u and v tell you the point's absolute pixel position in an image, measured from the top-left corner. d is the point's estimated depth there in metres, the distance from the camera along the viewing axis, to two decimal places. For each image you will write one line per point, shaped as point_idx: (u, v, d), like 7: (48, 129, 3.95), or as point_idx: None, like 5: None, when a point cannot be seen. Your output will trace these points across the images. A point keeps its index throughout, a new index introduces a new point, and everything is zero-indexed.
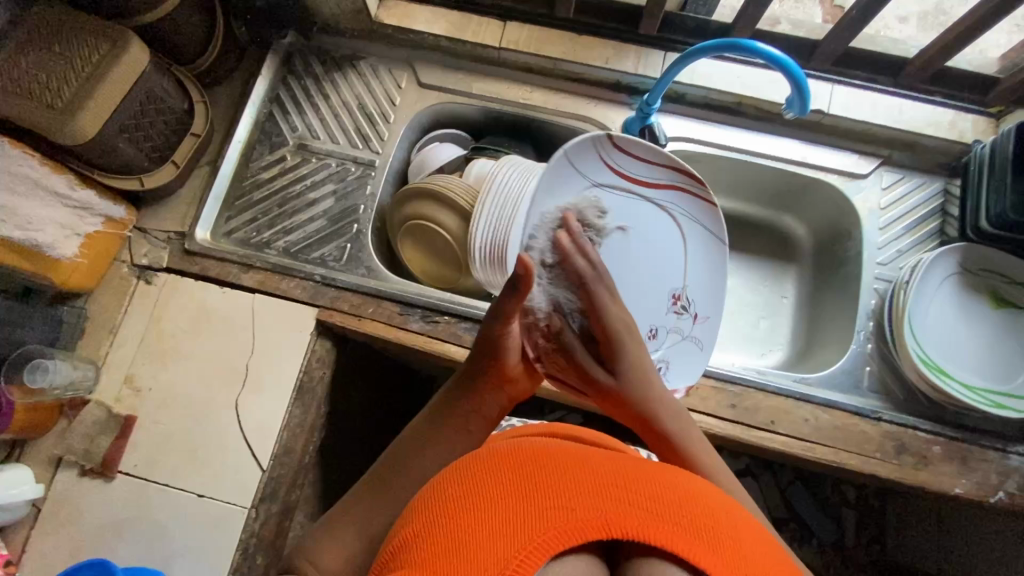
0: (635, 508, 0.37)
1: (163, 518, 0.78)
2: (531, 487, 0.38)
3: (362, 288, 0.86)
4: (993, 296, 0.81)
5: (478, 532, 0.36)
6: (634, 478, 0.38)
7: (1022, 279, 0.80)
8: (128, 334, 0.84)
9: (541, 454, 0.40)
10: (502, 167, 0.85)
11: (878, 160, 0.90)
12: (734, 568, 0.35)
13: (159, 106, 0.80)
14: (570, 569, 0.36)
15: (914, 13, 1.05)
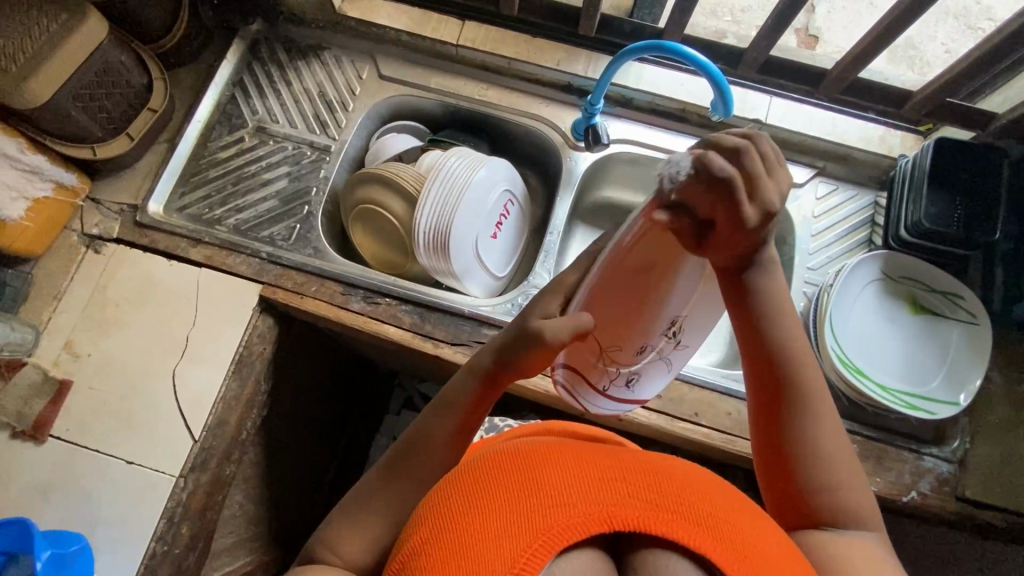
0: (634, 500, 0.37)
1: (91, 483, 0.78)
2: (534, 486, 0.39)
3: (307, 267, 0.87)
4: (915, 303, 0.85)
5: (486, 534, 0.37)
6: (631, 470, 0.39)
7: (941, 287, 0.84)
8: (72, 301, 0.86)
9: (541, 454, 0.42)
10: (451, 156, 0.89)
11: (813, 170, 0.94)
12: (737, 559, 0.35)
13: (117, 79, 0.82)
14: (575, 565, 0.36)
15: None
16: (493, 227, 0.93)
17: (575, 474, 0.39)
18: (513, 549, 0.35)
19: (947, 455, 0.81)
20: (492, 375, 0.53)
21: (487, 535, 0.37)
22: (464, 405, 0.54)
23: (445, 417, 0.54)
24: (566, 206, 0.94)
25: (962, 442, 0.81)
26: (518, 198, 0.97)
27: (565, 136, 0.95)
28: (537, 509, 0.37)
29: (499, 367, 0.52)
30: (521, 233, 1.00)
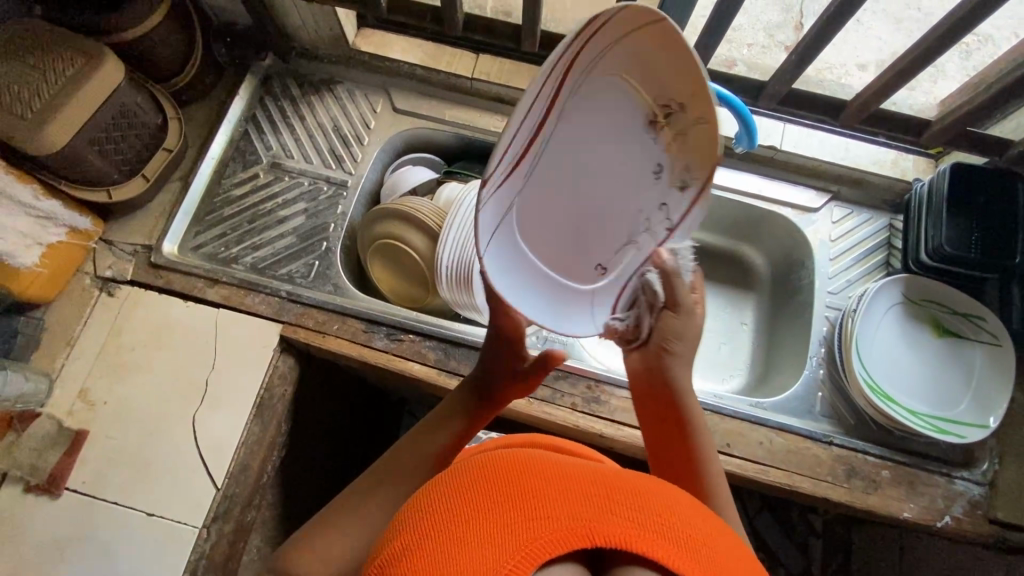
0: (621, 511, 0.31)
1: (110, 537, 0.76)
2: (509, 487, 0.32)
3: (327, 305, 0.86)
4: (934, 324, 0.85)
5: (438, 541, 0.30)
6: (621, 483, 0.33)
7: (961, 309, 0.85)
8: (86, 347, 0.83)
9: (511, 455, 0.35)
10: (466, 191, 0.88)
11: (828, 196, 0.95)
12: None
13: (132, 121, 0.81)
14: None
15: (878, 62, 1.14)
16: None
17: (552, 478, 0.32)
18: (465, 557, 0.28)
19: (976, 478, 0.81)
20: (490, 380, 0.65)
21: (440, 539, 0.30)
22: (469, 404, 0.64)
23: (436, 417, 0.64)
24: None
25: (990, 464, 0.82)
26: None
27: None
28: (513, 517, 0.30)
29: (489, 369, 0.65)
30: None
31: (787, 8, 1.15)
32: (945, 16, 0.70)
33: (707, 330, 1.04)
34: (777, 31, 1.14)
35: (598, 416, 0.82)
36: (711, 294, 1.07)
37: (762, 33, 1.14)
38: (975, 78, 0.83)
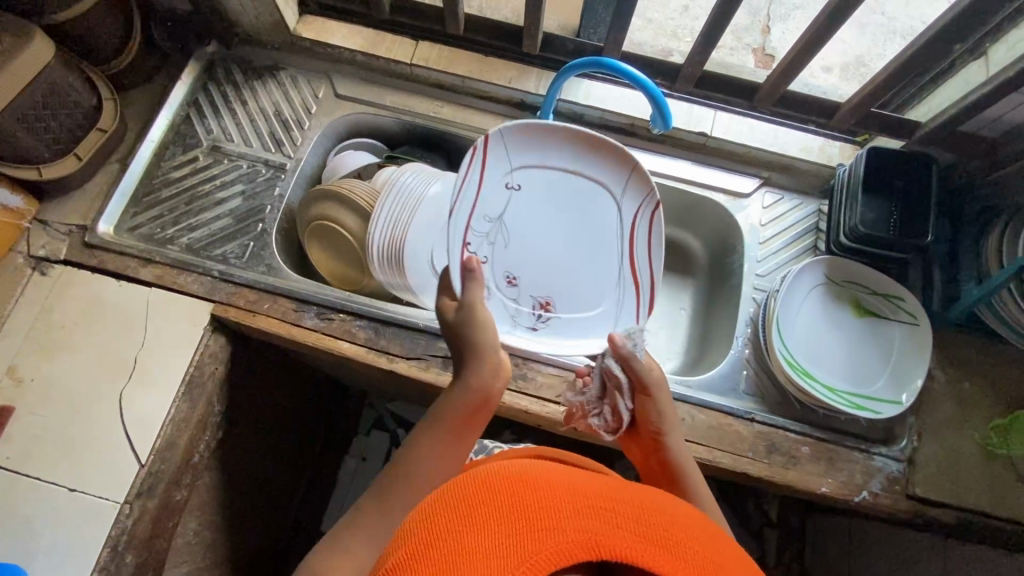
0: (625, 528, 0.38)
1: (30, 512, 0.75)
2: (529, 506, 0.39)
3: (259, 284, 0.87)
4: (858, 307, 0.88)
5: (468, 553, 0.37)
6: (618, 501, 0.40)
7: (882, 290, 0.87)
8: (15, 326, 0.83)
9: (532, 475, 0.42)
10: (426, 180, 0.89)
11: (759, 180, 0.97)
12: None
13: (64, 100, 0.82)
14: None
15: (838, 64, 1.17)
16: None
17: (564, 497, 0.39)
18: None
19: (895, 454, 0.83)
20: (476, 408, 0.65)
21: (465, 556, 0.37)
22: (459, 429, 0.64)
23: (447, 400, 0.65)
24: None
25: (909, 441, 0.83)
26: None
27: None
28: (525, 531, 0.37)
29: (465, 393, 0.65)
30: None
31: (753, 12, 1.23)
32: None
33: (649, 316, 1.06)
34: (743, 34, 1.20)
35: (524, 393, 0.82)
36: None
37: (730, 36, 1.20)
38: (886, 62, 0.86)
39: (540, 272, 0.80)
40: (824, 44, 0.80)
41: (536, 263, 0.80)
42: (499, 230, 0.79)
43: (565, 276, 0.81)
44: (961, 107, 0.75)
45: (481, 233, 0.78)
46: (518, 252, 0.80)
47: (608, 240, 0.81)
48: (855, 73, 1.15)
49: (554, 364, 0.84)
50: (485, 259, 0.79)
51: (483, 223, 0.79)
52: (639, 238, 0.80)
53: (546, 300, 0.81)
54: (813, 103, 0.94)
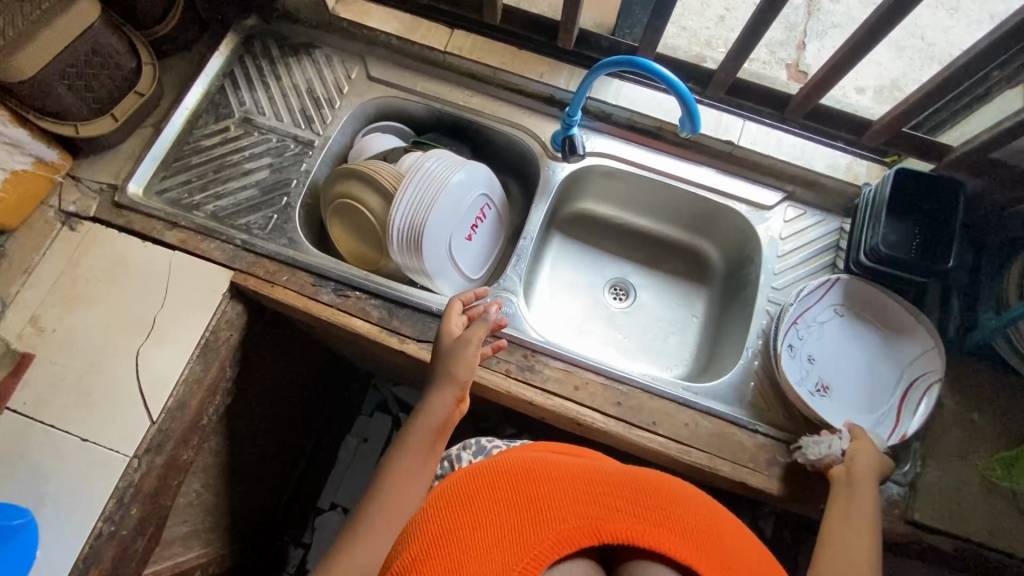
0: (622, 514, 0.46)
1: (42, 458, 0.77)
2: (535, 501, 0.47)
3: (279, 256, 0.88)
4: (883, 324, 0.87)
5: (487, 547, 0.44)
6: (613, 488, 0.49)
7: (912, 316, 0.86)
8: (41, 277, 0.86)
9: (535, 468, 0.51)
10: (452, 170, 0.90)
11: (782, 194, 0.97)
12: (697, 547, 0.45)
13: (105, 59, 0.84)
14: (569, 570, 0.45)
15: (873, 86, 1.15)
16: (467, 231, 0.94)
17: (566, 491, 0.48)
18: (508, 563, 0.43)
19: (896, 478, 0.82)
20: (440, 426, 0.74)
21: (479, 551, 0.44)
22: (425, 443, 0.73)
23: (418, 418, 0.74)
24: (542, 213, 0.97)
25: (913, 466, 0.83)
26: (497, 205, 1.00)
27: (544, 146, 0.98)
28: (534, 522, 0.45)
29: (431, 415, 0.74)
30: (497, 237, 1.02)
31: (790, 28, 1.22)
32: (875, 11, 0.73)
33: (660, 321, 1.06)
34: (778, 49, 1.20)
35: (530, 385, 0.83)
36: (667, 286, 1.09)
37: (765, 51, 1.21)
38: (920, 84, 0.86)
39: (829, 361, 0.87)
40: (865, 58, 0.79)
41: (850, 366, 0.86)
42: (796, 350, 0.86)
43: (844, 370, 0.86)
44: (994, 133, 0.75)
45: (790, 359, 0.85)
46: (813, 346, 0.87)
47: (863, 334, 0.88)
48: (889, 96, 1.14)
49: (562, 358, 0.85)
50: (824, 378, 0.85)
51: (805, 321, 0.87)
52: (856, 319, 0.88)
53: (823, 384, 0.85)
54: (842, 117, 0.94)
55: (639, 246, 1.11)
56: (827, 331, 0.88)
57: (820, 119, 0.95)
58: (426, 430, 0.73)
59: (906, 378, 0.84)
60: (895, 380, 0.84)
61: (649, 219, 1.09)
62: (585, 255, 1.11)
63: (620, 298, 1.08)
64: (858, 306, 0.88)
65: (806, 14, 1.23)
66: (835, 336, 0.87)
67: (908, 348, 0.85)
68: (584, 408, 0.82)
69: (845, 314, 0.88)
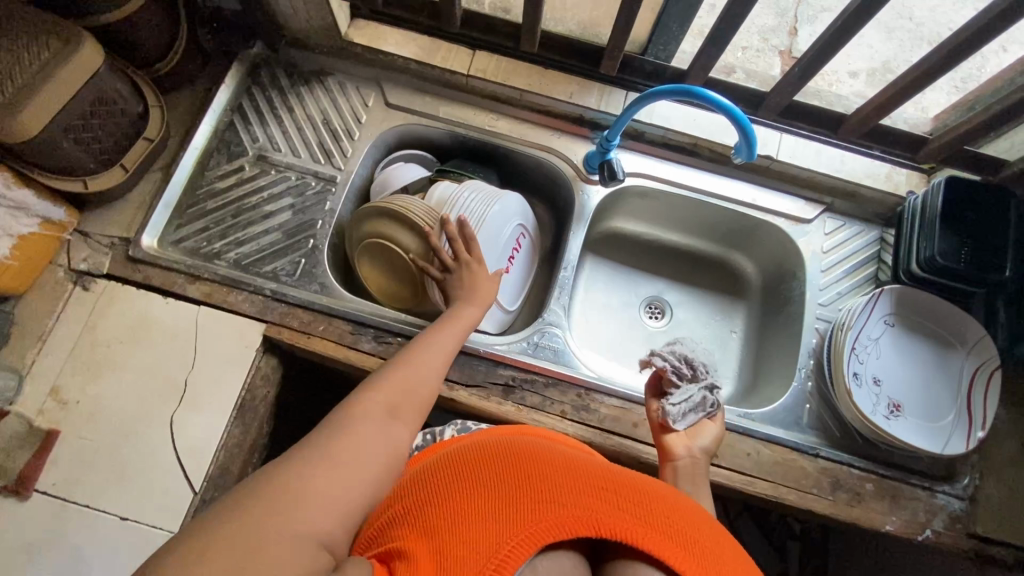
0: (623, 513, 0.46)
1: (81, 542, 0.72)
2: (533, 485, 0.47)
3: (313, 305, 0.84)
4: (929, 325, 0.86)
5: (470, 516, 0.45)
6: (614, 487, 0.48)
7: (961, 323, 0.85)
8: (58, 344, 0.80)
9: (536, 459, 0.51)
10: (509, 200, 0.89)
11: (821, 207, 0.95)
12: (689, 548, 0.45)
13: (111, 108, 0.77)
14: (555, 561, 0.44)
15: (863, 69, 1.08)
16: (506, 264, 0.90)
17: (567, 482, 0.48)
18: (500, 540, 0.42)
19: (957, 492, 0.82)
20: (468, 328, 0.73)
21: (464, 519, 0.44)
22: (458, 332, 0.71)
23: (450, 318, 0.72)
24: (580, 240, 0.93)
25: (971, 479, 0.83)
26: (534, 242, 0.98)
27: (577, 168, 0.94)
28: (526, 500, 0.45)
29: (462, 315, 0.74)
30: (531, 264, 0.98)
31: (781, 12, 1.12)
32: (961, 29, 0.70)
33: (698, 338, 1.04)
34: (771, 35, 1.10)
35: (588, 425, 0.80)
36: (701, 300, 1.06)
37: (756, 36, 1.10)
38: (971, 97, 0.85)
39: (893, 378, 0.84)
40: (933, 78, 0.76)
41: (914, 380, 0.84)
42: (860, 371, 0.83)
43: (908, 385, 0.84)
44: None
45: (857, 382, 0.82)
46: (875, 365, 0.84)
47: (919, 345, 0.86)
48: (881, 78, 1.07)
49: (618, 395, 0.82)
50: (889, 396, 0.83)
51: (865, 340, 0.84)
52: (911, 330, 0.86)
53: (890, 403, 0.82)
54: (899, 135, 0.91)
55: (671, 262, 1.08)
56: (886, 346, 0.85)
57: (877, 137, 0.92)
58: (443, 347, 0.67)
59: (967, 386, 0.83)
60: (956, 389, 0.83)
61: (678, 234, 1.07)
62: (616, 274, 1.07)
63: (656, 316, 1.05)
64: (912, 316, 0.86)
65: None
66: (893, 349, 0.85)
67: (963, 348, 0.85)
68: (646, 446, 0.80)
69: (901, 327, 0.86)
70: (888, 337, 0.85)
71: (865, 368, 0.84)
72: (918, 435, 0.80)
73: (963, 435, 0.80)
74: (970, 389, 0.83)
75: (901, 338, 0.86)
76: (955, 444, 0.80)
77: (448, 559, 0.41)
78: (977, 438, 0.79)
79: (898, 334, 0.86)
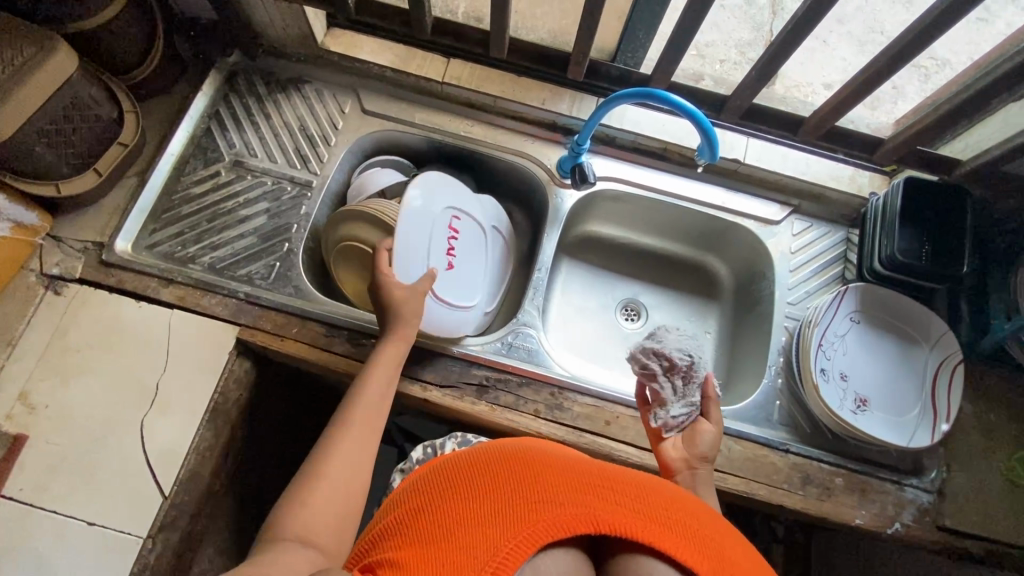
0: (623, 508, 0.44)
1: (46, 548, 0.71)
2: (529, 484, 0.45)
3: (287, 308, 0.84)
4: (894, 322, 0.88)
5: (464, 521, 0.43)
6: (613, 482, 0.47)
7: (924, 320, 0.87)
8: (28, 349, 0.79)
9: (530, 456, 0.49)
10: (432, 194, 0.86)
11: (789, 209, 0.98)
12: (693, 542, 0.43)
13: (86, 113, 0.78)
14: (557, 557, 0.42)
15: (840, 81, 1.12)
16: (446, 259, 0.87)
17: (563, 479, 0.46)
18: (496, 545, 0.40)
19: (925, 486, 0.83)
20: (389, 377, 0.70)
21: (459, 526, 0.43)
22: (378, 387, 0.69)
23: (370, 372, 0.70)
24: (553, 243, 0.95)
25: (939, 472, 0.84)
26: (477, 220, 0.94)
27: (551, 173, 0.96)
28: (522, 499, 0.43)
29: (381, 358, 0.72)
30: (504, 267, 0.99)
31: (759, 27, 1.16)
32: (902, 36, 0.73)
33: None
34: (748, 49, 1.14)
35: (561, 423, 0.81)
36: (676, 303, 1.08)
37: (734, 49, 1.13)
38: (928, 101, 0.88)
39: (860, 375, 0.86)
40: (884, 79, 0.79)
41: (880, 377, 0.86)
42: (826, 368, 0.85)
43: (875, 382, 0.85)
44: (1004, 150, 0.76)
45: (824, 378, 0.84)
46: (842, 361, 0.86)
47: (885, 343, 0.88)
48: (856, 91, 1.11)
49: (591, 394, 0.83)
50: (856, 393, 0.85)
51: (832, 336, 0.86)
52: (876, 328, 0.88)
53: (857, 400, 0.84)
54: (857, 138, 0.91)
55: (646, 265, 1.10)
56: (852, 343, 0.87)
57: (835, 139, 0.92)
58: (369, 408, 0.66)
59: (932, 383, 0.85)
60: (922, 386, 0.85)
61: (653, 237, 1.09)
62: (592, 277, 1.09)
63: (631, 318, 1.07)
64: (877, 314, 0.88)
65: (772, 11, 1.09)
66: (860, 347, 0.87)
67: (928, 344, 0.87)
68: (617, 443, 0.81)
69: (868, 324, 0.88)
70: (856, 335, 0.87)
71: (832, 366, 0.85)
72: (883, 431, 0.82)
73: (927, 429, 0.82)
74: (934, 386, 0.84)
75: (867, 335, 0.87)
76: (919, 439, 0.81)
77: (443, 565, 0.39)
78: (941, 432, 0.81)
79: (864, 332, 0.87)
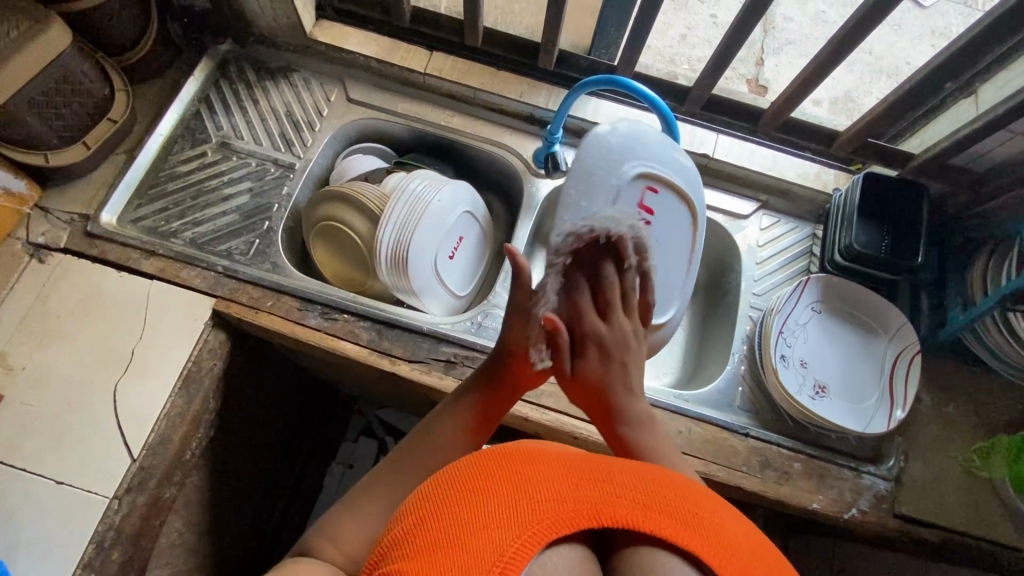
0: (623, 498, 0.42)
1: (14, 504, 0.73)
2: (524, 480, 0.41)
3: (263, 282, 0.87)
4: (854, 313, 0.91)
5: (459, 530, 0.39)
6: (609, 471, 0.44)
7: (886, 311, 0.89)
8: (9, 313, 0.81)
9: (516, 446, 0.45)
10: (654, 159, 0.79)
11: (756, 204, 1.01)
12: (697, 526, 0.42)
13: (77, 87, 0.82)
14: (562, 555, 0.39)
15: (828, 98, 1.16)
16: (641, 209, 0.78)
17: (558, 470, 0.42)
18: (498, 551, 0.37)
19: (883, 473, 0.84)
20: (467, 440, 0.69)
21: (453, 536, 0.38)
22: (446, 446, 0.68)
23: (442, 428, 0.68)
24: (527, 231, 0.97)
25: (897, 460, 0.85)
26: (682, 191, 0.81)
27: (527, 163, 0.99)
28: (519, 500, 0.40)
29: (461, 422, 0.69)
30: (480, 254, 1.01)
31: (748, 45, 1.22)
32: (841, 30, 0.78)
33: None
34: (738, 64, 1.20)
35: (526, 401, 0.83)
36: None
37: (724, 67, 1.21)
38: None
39: (819, 363, 0.88)
40: (833, 68, 0.83)
41: (839, 365, 0.88)
42: (788, 355, 0.87)
43: (834, 370, 0.88)
44: (952, 141, 0.80)
45: (786, 366, 0.86)
46: (803, 349, 0.88)
47: (846, 333, 0.90)
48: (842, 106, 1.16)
49: None
50: (816, 379, 0.87)
51: (795, 325, 0.89)
52: (838, 318, 0.90)
53: (817, 387, 0.86)
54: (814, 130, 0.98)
55: None
56: (815, 333, 0.89)
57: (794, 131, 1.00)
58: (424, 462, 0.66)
59: (891, 371, 0.87)
60: (881, 374, 0.87)
61: None
62: None
63: None
64: (840, 304, 0.91)
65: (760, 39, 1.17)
66: (824, 337, 0.89)
67: (886, 334, 0.89)
68: (579, 421, 0.82)
69: (831, 316, 0.90)
70: (818, 324, 0.89)
71: (793, 353, 0.87)
72: (840, 416, 0.84)
73: (884, 416, 0.84)
74: (893, 374, 0.86)
75: (830, 325, 0.90)
76: (876, 425, 0.83)
77: None
78: (898, 419, 0.83)
79: (829, 323, 0.90)
